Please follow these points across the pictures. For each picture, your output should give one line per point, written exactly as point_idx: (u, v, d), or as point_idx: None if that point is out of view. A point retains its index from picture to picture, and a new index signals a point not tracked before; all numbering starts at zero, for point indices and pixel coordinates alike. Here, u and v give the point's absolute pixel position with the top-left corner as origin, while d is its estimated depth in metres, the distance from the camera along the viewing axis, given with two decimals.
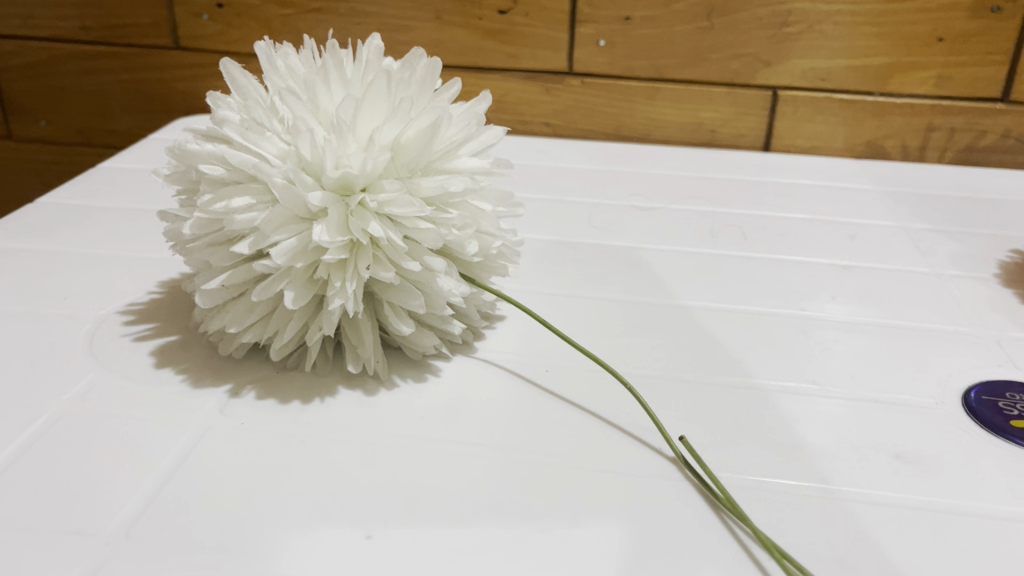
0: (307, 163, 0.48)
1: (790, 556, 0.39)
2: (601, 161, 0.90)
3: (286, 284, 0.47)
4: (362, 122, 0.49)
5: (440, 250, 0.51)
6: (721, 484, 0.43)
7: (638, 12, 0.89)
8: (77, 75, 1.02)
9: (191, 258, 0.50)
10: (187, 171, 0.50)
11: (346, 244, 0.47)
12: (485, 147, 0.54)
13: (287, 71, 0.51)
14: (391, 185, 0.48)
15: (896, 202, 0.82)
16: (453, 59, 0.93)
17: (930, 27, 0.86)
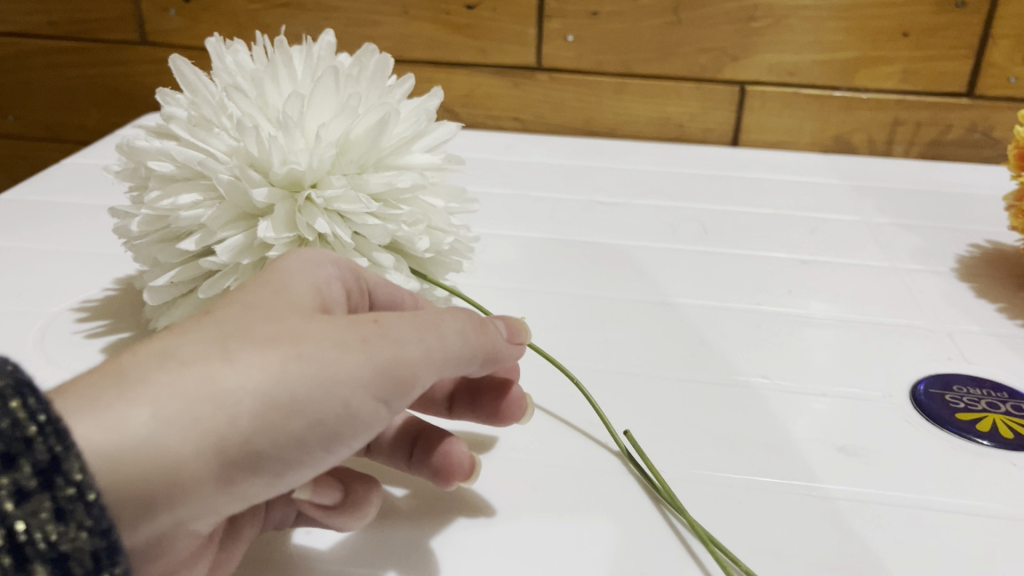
0: (254, 160, 0.48)
1: (723, 547, 0.39)
2: (569, 155, 0.90)
3: (233, 280, 0.47)
4: (311, 118, 0.49)
5: (392, 246, 0.52)
6: (660, 475, 0.43)
7: (605, 7, 0.89)
8: (45, 70, 1.02)
9: (139, 255, 0.49)
10: (135, 168, 0.50)
11: (294, 241, 0.48)
12: (438, 144, 0.54)
13: (237, 67, 0.51)
14: (338, 182, 0.48)
15: (860, 196, 0.83)
16: (421, 54, 0.93)
17: (895, 22, 0.86)
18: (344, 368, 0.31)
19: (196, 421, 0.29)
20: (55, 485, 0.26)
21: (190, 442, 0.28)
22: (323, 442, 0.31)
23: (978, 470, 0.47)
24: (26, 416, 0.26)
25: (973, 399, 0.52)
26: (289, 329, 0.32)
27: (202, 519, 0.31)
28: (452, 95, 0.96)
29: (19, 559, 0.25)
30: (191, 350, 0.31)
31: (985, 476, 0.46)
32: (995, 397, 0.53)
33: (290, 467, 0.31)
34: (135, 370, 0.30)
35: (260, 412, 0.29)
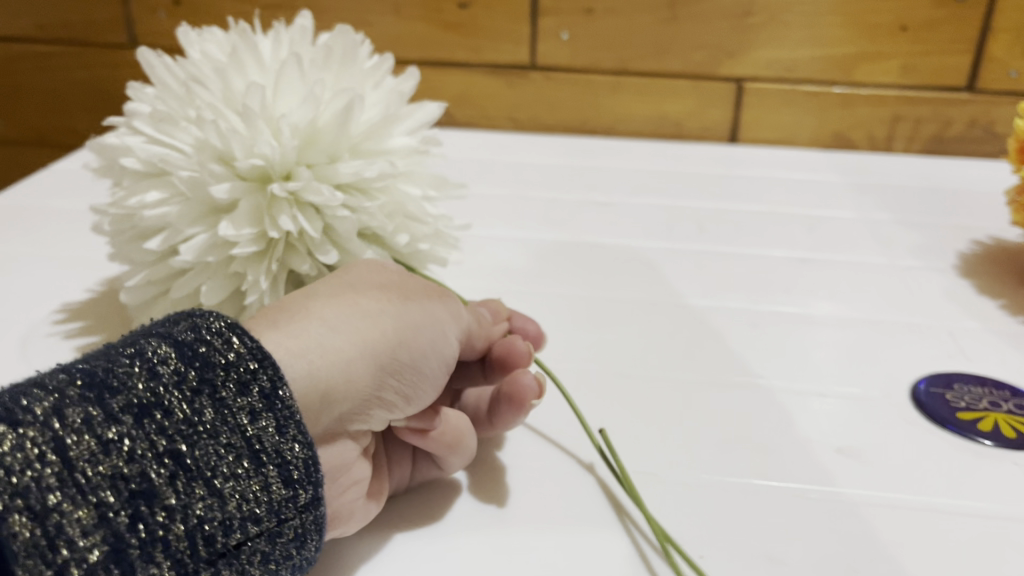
0: (219, 153, 0.47)
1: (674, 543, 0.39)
2: (564, 155, 0.89)
3: (205, 279, 0.46)
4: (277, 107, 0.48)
5: (367, 236, 0.51)
6: (625, 470, 0.43)
7: (600, 4, 0.88)
8: (33, 74, 1.01)
9: (116, 255, 0.49)
10: (109, 165, 0.49)
11: (260, 238, 0.47)
12: (415, 126, 0.54)
13: (203, 55, 0.50)
14: (304, 174, 0.47)
15: (859, 193, 0.81)
16: (414, 54, 0.93)
17: (893, 16, 0.85)
18: (441, 310, 0.42)
19: (359, 328, 0.38)
20: (275, 405, 0.33)
21: (356, 343, 0.37)
22: (442, 365, 0.41)
23: (980, 470, 0.46)
24: (245, 351, 0.33)
25: (974, 398, 0.51)
26: (391, 281, 0.43)
27: (359, 425, 0.38)
28: (446, 96, 0.95)
29: (258, 461, 0.32)
30: (325, 290, 0.40)
31: (986, 477, 0.45)
32: (997, 396, 0.51)
33: (427, 383, 0.40)
34: (292, 307, 0.38)
35: (401, 328, 0.39)
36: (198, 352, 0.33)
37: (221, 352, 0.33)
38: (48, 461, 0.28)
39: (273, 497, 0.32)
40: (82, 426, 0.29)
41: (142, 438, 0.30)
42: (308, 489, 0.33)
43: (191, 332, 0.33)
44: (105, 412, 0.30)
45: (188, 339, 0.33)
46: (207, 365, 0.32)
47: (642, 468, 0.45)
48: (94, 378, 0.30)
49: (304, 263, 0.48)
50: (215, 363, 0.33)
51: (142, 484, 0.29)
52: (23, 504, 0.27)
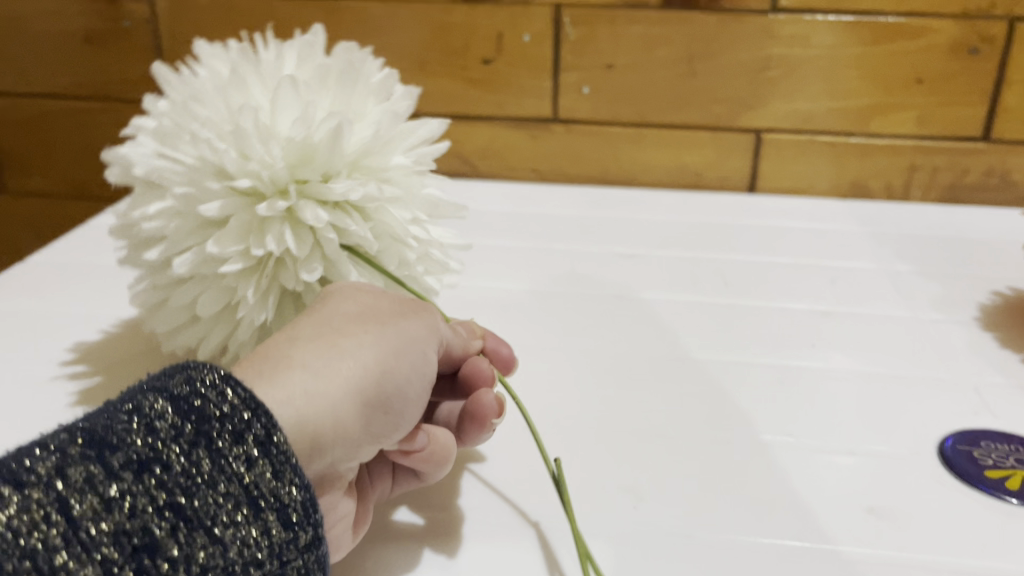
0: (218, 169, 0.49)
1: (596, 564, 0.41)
2: (586, 207, 0.91)
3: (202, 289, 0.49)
4: (274, 124, 0.49)
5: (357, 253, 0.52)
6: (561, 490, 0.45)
7: (620, 59, 0.90)
8: (68, 131, 0.99)
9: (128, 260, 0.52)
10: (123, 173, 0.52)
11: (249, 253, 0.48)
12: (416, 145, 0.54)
13: (210, 73, 0.52)
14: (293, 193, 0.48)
15: (879, 243, 0.83)
16: (440, 108, 0.95)
17: (909, 69, 0.87)
18: (419, 332, 0.44)
19: (342, 369, 0.40)
20: (270, 450, 0.36)
21: (339, 382, 0.39)
22: (424, 386, 0.43)
23: (1011, 530, 0.46)
24: (238, 402, 0.36)
25: (1002, 456, 0.52)
26: (368, 312, 0.44)
27: (349, 462, 0.41)
28: (470, 148, 0.97)
29: (256, 506, 0.35)
30: (307, 333, 0.42)
31: (1018, 538, 0.46)
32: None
33: (412, 409, 0.42)
34: (275, 355, 0.40)
35: (382, 360, 0.41)
36: (194, 405, 0.36)
37: (216, 404, 0.36)
38: (54, 522, 0.31)
39: (274, 540, 0.36)
40: (84, 484, 0.32)
41: (142, 492, 0.33)
42: (309, 529, 0.37)
43: (185, 385, 0.36)
44: (105, 469, 0.33)
45: (184, 393, 0.36)
46: (202, 418, 0.35)
47: (673, 528, 0.46)
48: (94, 437, 0.34)
49: (294, 280, 0.49)
50: (210, 415, 0.35)
51: (143, 538, 0.32)
52: (31, 566, 0.30)
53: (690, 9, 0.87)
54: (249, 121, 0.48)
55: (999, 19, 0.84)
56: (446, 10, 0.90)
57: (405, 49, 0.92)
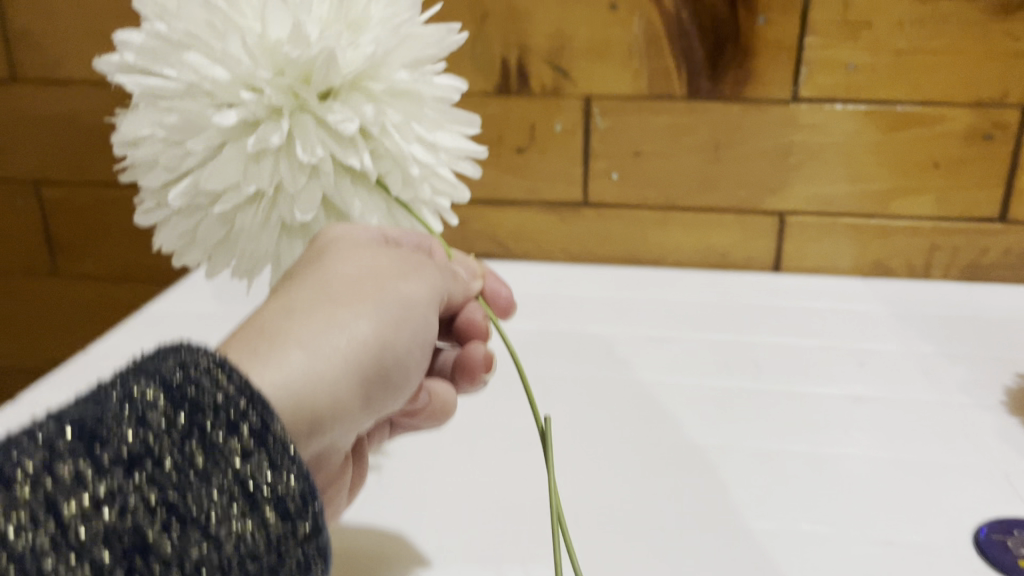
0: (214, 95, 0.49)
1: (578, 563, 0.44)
2: (618, 289, 0.95)
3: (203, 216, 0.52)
4: (268, 44, 0.49)
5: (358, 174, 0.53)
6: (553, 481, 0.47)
7: (647, 146, 0.94)
8: (121, 218, 1.03)
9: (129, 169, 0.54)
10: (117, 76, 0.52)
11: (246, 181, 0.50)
12: (420, 58, 0.53)
13: None
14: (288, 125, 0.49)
15: (904, 325, 0.85)
16: (476, 194, 1.00)
17: (927, 155, 0.91)
18: (408, 290, 0.48)
19: (339, 350, 0.43)
20: (267, 441, 0.35)
21: (337, 354, 0.43)
22: (415, 343, 0.48)
23: None
24: (234, 390, 0.35)
25: None
26: (364, 274, 0.47)
27: (342, 430, 0.45)
28: (504, 231, 1.01)
29: (252, 500, 0.34)
30: (304, 304, 0.44)
31: None
32: None
33: (396, 372, 0.48)
34: (272, 327, 0.42)
35: (374, 334, 0.45)
36: (187, 393, 0.34)
37: (210, 393, 0.34)
38: (40, 522, 0.29)
39: (274, 535, 0.34)
40: (73, 482, 0.30)
41: (135, 488, 0.31)
42: (309, 521, 0.36)
43: (178, 370, 0.34)
44: (93, 464, 0.31)
45: (178, 379, 0.34)
46: (196, 407, 0.34)
47: None
48: (81, 428, 0.31)
49: (291, 212, 0.51)
50: (205, 405, 0.34)
51: (134, 539, 0.30)
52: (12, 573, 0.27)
53: (714, 100, 0.91)
54: (236, 44, 0.48)
55: (1012, 107, 0.87)
56: (482, 103, 0.95)
57: None
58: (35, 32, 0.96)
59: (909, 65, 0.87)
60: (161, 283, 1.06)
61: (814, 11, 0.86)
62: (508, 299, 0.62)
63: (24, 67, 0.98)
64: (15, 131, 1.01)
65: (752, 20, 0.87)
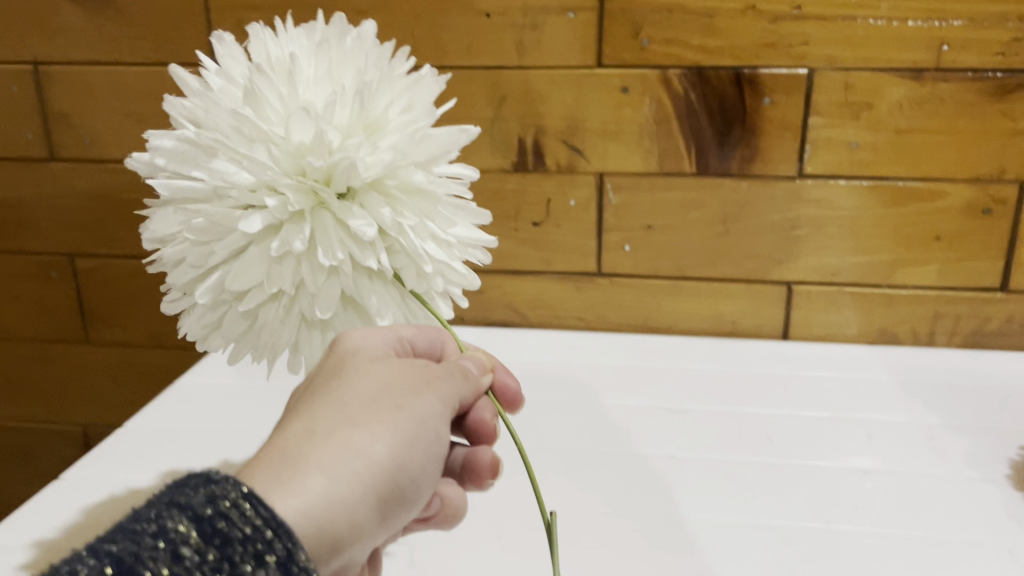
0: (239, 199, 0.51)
1: None
2: (631, 358, 0.98)
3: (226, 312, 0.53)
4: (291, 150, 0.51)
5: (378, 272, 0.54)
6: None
7: (658, 220, 0.98)
8: (151, 288, 1.07)
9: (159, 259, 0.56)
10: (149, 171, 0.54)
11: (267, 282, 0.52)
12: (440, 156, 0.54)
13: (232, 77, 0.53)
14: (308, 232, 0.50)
15: (910, 394, 0.88)
16: (494, 264, 1.03)
17: (928, 228, 0.94)
18: (426, 409, 0.50)
19: (355, 475, 0.46)
20: (290, 567, 0.40)
21: (351, 480, 0.46)
22: (431, 461, 0.50)
23: None
24: (260, 522, 0.40)
25: None
26: (383, 391, 0.49)
27: (360, 545, 0.48)
28: (521, 300, 1.05)
29: None
30: (324, 426, 0.47)
31: None
32: None
33: (411, 490, 0.50)
34: (294, 450, 0.45)
35: (391, 454, 0.48)
36: (217, 528, 0.39)
37: (239, 526, 0.39)
38: None
39: None
40: None
41: None
42: None
43: (210, 505, 0.40)
44: None
45: (209, 514, 0.39)
46: (226, 540, 0.39)
47: None
48: (122, 564, 0.37)
49: (311, 311, 0.52)
50: (233, 537, 0.39)
51: None
52: None
53: (722, 176, 0.95)
54: (261, 151, 0.50)
55: (1009, 182, 0.91)
56: (500, 179, 0.99)
57: None
58: (73, 114, 1.00)
59: (908, 143, 0.91)
60: (189, 350, 1.10)
61: (817, 93, 0.91)
62: (519, 389, 0.63)
63: (62, 146, 1.02)
64: (52, 206, 1.05)
65: (757, 101, 0.92)
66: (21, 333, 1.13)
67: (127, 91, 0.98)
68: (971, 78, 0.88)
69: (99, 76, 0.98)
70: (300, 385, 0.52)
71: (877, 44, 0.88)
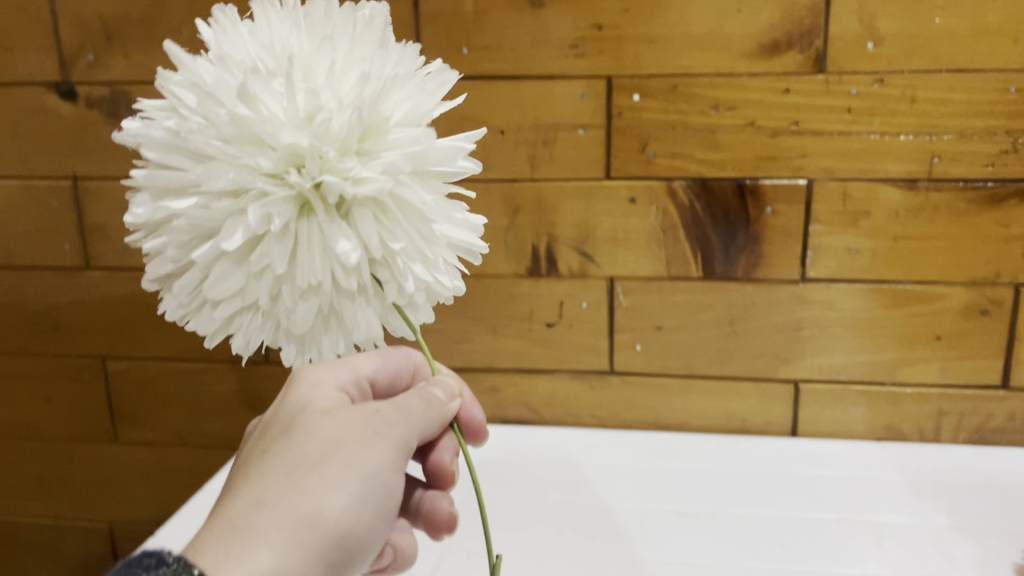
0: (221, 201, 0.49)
1: None
2: (644, 458, 1.01)
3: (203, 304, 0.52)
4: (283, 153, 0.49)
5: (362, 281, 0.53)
6: None
7: (668, 321, 1.02)
8: (178, 388, 1.11)
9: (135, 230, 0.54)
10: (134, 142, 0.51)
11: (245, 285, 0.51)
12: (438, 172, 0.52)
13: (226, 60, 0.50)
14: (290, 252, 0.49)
15: (918, 494, 0.91)
16: (509, 363, 1.07)
17: (929, 328, 0.97)
18: (372, 461, 0.55)
19: (302, 541, 0.51)
20: None
21: (296, 546, 0.51)
22: (377, 514, 0.56)
23: None
24: None
25: None
26: (329, 449, 0.54)
27: None
28: (535, 397, 1.08)
29: None
30: (271, 496, 0.52)
31: None
32: None
33: (358, 542, 0.55)
34: (242, 523, 0.51)
35: (336, 513, 0.53)
36: None
37: None
38: None
39: None
40: None
41: None
42: None
43: None
44: None
45: None
46: None
47: None
48: None
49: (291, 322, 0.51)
50: None
51: None
52: None
53: (728, 280, 0.99)
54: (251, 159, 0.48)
55: (1004, 285, 0.95)
56: (514, 284, 1.03)
57: (477, 315, 1.05)
58: (110, 226, 1.06)
59: (905, 249, 0.95)
60: (214, 448, 1.14)
61: (816, 202, 0.95)
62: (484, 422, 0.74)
63: (97, 256, 1.07)
64: (84, 311, 1.10)
65: (760, 210, 0.96)
66: (50, 433, 1.16)
67: None
68: (963, 188, 0.92)
69: None
70: (257, 436, 0.58)
71: (872, 157, 0.93)
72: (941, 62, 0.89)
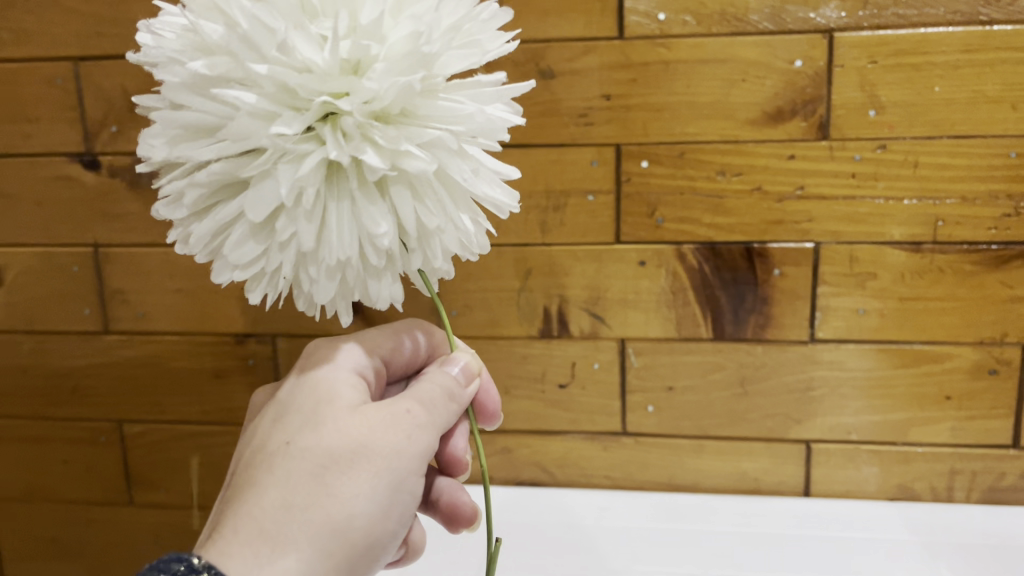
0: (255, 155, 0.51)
1: None
2: (660, 523, 1.03)
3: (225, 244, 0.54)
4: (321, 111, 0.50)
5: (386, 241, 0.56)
6: None
7: (679, 381, 1.03)
8: (194, 449, 1.12)
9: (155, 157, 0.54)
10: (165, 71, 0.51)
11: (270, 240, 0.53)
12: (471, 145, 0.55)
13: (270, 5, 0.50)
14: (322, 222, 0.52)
15: (933, 561, 0.94)
16: (522, 424, 1.08)
17: (938, 389, 0.98)
18: (395, 466, 0.59)
19: (330, 546, 0.57)
20: None
21: (322, 550, 0.56)
22: (397, 516, 0.61)
23: None
24: None
25: None
26: (355, 454, 0.59)
27: None
28: (548, 457, 1.08)
29: None
30: (299, 499, 0.57)
31: None
32: None
33: (379, 540, 0.60)
34: (272, 525, 0.56)
35: (359, 518, 0.58)
36: None
37: None
38: None
39: None
40: None
41: None
42: None
43: None
44: None
45: None
46: None
47: None
48: None
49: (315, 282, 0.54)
50: None
51: None
52: None
53: (738, 341, 1.01)
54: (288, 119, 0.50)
55: (1012, 345, 0.96)
56: (527, 345, 1.04)
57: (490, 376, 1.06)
58: (129, 290, 1.08)
59: (911, 310, 0.96)
60: None
61: (824, 265, 0.97)
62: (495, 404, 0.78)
63: (116, 319, 1.09)
64: (102, 374, 1.12)
65: (769, 273, 0.98)
66: (66, 496, 1.17)
67: (180, 267, 1.06)
68: (968, 250, 0.94)
69: (157, 258, 1.06)
70: (278, 421, 0.63)
71: (877, 220, 0.94)
72: (941, 128, 0.91)
